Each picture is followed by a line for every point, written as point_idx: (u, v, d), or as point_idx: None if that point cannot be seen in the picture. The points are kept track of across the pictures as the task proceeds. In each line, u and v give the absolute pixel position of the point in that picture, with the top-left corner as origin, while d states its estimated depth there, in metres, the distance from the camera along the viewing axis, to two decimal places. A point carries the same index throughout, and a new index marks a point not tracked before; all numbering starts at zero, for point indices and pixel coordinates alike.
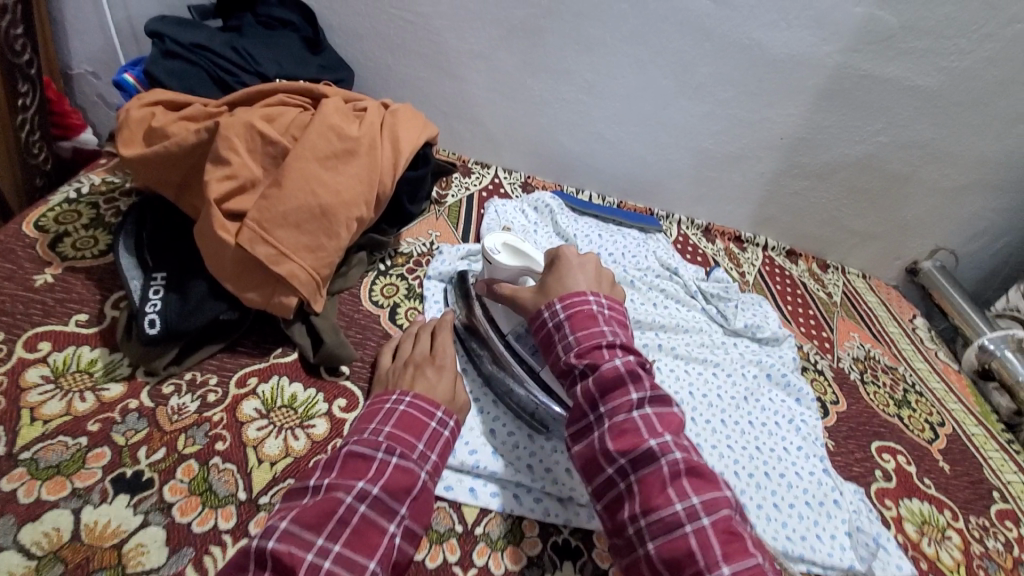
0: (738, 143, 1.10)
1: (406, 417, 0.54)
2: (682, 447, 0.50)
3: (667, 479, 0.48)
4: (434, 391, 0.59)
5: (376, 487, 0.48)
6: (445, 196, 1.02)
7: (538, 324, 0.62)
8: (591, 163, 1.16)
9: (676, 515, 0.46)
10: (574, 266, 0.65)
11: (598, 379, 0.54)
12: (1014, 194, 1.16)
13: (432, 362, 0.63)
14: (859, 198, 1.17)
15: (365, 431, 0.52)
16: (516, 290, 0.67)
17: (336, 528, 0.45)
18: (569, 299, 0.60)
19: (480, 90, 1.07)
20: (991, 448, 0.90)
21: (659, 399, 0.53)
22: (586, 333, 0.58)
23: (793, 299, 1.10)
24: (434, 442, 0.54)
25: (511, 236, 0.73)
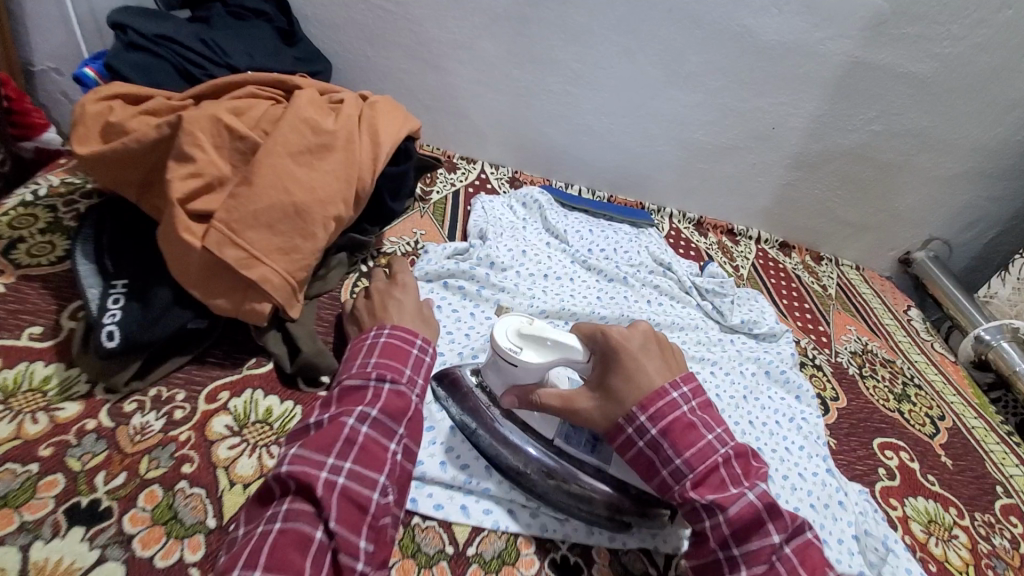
0: (731, 134, 1.07)
1: (390, 346, 0.55)
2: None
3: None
4: (403, 318, 0.62)
5: (375, 410, 0.50)
6: (430, 193, 0.98)
7: (621, 441, 0.54)
8: (580, 156, 1.12)
9: None
10: (638, 349, 0.55)
11: (732, 521, 0.49)
12: (1006, 181, 1.15)
13: (395, 284, 0.66)
14: (853, 188, 1.15)
15: (352, 365, 0.53)
16: (567, 396, 0.55)
17: (343, 448, 0.47)
18: (652, 405, 0.53)
19: (464, 82, 1.03)
20: (992, 441, 0.89)
21: (797, 530, 0.49)
22: (694, 452, 0.51)
23: (788, 293, 1.07)
24: (420, 368, 0.56)
25: (519, 318, 0.59)
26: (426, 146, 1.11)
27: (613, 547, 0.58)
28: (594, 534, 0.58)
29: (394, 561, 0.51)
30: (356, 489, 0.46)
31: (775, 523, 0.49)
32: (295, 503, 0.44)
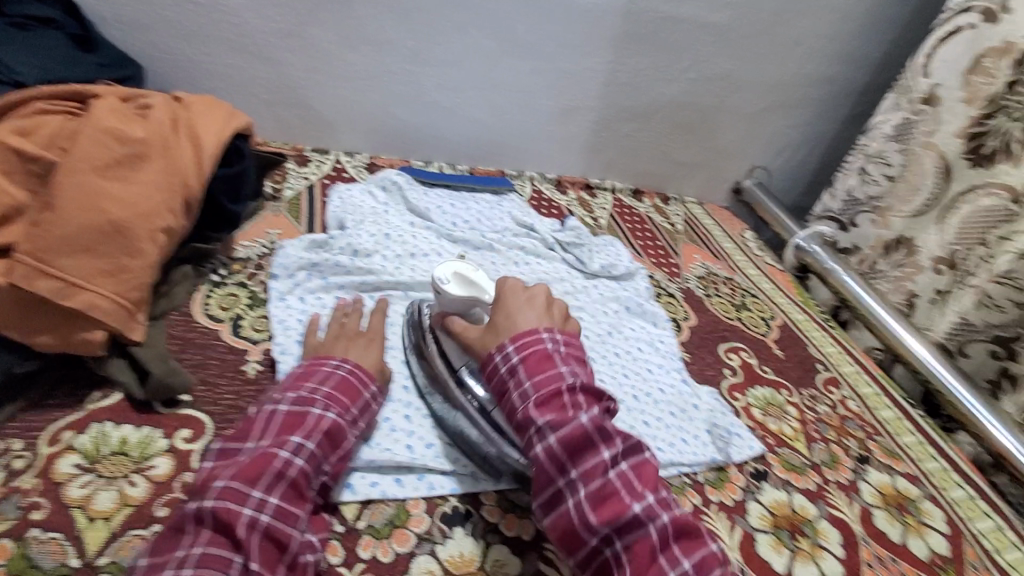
0: (570, 94, 1.14)
1: (344, 383, 0.59)
2: (629, 449, 0.58)
3: (622, 485, 0.55)
4: (365, 360, 0.64)
5: (310, 443, 0.53)
6: (282, 190, 0.95)
7: (490, 369, 0.64)
8: (433, 133, 1.14)
9: (625, 500, 0.54)
10: (523, 303, 0.68)
11: (568, 446, 0.57)
12: (804, 109, 1.33)
13: (361, 335, 0.68)
14: (684, 132, 1.29)
15: (302, 390, 0.57)
16: (466, 327, 0.68)
17: (272, 481, 0.50)
18: (521, 340, 0.63)
19: (299, 72, 1.00)
20: (813, 328, 1.06)
21: (604, 413, 0.60)
22: (543, 376, 0.61)
23: (643, 234, 1.18)
24: (365, 410, 0.60)
25: (462, 264, 0.71)
26: (272, 142, 1.06)
27: (499, 487, 0.63)
28: (479, 481, 0.63)
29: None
30: (278, 527, 0.49)
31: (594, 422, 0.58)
32: (210, 542, 0.46)
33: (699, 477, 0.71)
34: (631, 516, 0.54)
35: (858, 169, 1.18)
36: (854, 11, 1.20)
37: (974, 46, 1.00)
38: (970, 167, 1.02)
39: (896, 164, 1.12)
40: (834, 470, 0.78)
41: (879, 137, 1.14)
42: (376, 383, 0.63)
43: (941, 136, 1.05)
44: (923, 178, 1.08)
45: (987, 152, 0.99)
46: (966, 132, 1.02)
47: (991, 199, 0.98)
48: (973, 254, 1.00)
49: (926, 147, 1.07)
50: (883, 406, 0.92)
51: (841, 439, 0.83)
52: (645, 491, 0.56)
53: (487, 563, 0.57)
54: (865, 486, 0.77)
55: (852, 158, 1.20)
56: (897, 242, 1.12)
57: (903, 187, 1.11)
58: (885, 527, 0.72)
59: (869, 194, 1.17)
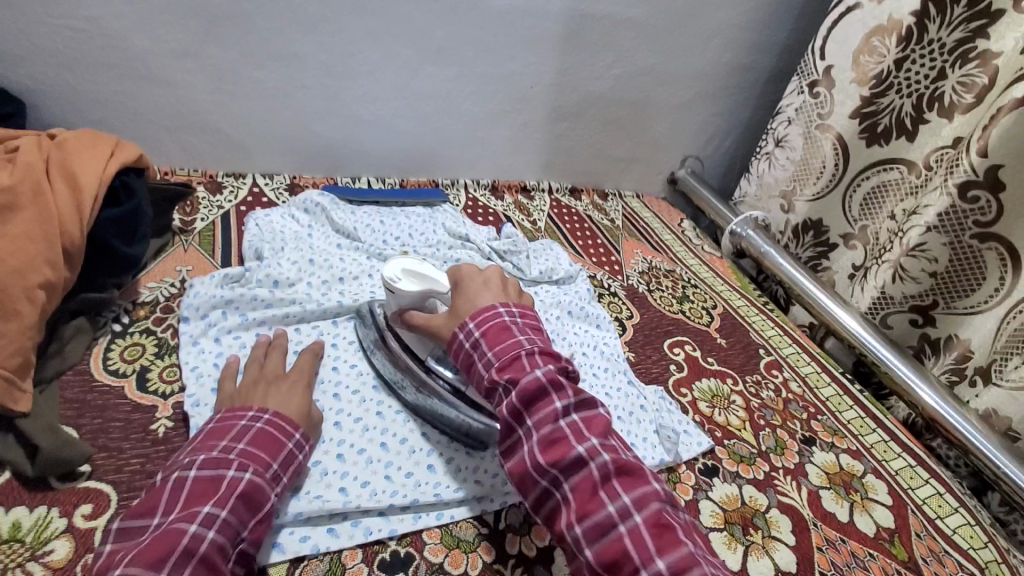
0: (496, 98, 1.12)
1: (262, 435, 0.55)
2: (607, 443, 0.54)
3: (597, 481, 0.52)
4: (287, 406, 0.59)
5: (223, 510, 0.48)
6: (193, 223, 0.89)
7: (456, 347, 0.64)
8: (356, 148, 1.09)
9: (599, 499, 0.51)
10: (478, 287, 0.67)
11: (541, 429, 0.54)
12: (728, 97, 1.35)
13: (282, 378, 0.63)
14: (615, 128, 1.28)
15: (215, 450, 0.52)
16: (431, 320, 0.68)
17: (179, 561, 0.44)
18: (479, 316, 0.64)
19: (201, 94, 0.93)
20: (753, 313, 1.08)
21: (584, 403, 0.57)
22: (502, 347, 0.61)
23: (582, 234, 1.17)
24: (287, 465, 0.56)
25: (411, 260, 0.72)
26: (181, 170, 0.99)
27: (442, 522, 0.60)
28: (420, 518, 0.60)
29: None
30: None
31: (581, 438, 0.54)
32: None
33: None
34: (603, 517, 0.50)
35: (768, 153, 1.22)
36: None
37: (864, 24, 1.02)
38: (867, 145, 1.05)
39: (799, 147, 1.15)
40: (782, 456, 0.79)
41: (784, 120, 1.17)
42: (300, 431, 0.58)
43: (836, 117, 1.08)
44: (823, 160, 1.11)
45: (883, 129, 1.02)
46: (859, 112, 1.05)
47: (890, 173, 1.02)
48: (883, 228, 1.04)
49: (824, 129, 1.11)
50: (824, 384, 0.95)
51: (786, 424, 0.84)
52: (621, 490, 0.52)
53: None
54: (811, 468, 0.78)
55: (764, 143, 1.23)
56: (805, 224, 1.17)
57: (805, 170, 1.15)
58: (832, 508, 0.73)
59: (779, 177, 1.21)
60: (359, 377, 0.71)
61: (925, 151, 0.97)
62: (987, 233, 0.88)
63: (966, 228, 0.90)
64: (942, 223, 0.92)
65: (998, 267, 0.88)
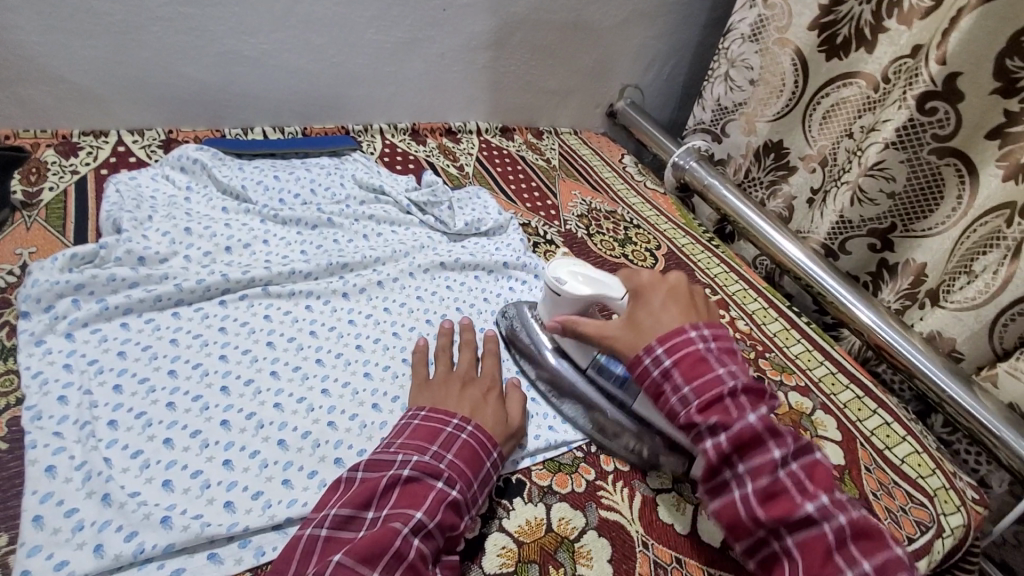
0: (404, 25, 0.97)
1: (468, 447, 0.52)
2: (800, 452, 0.50)
3: (800, 494, 0.48)
4: (486, 416, 0.56)
5: (431, 520, 0.46)
6: (37, 193, 0.74)
7: (640, 370, 0.54)
8: (242, 91, 0.93)
9: (804, 509, 0.47)
10: (660, 304, 0.57)
11: (750, 462, 0.49)
12: (666, 15, 1.24)
13: (479, 380, 0.61)
14: (545, 56, 1.16)
15: (427, 455, 0.50)
16: (603, 332, 0.59)
17: (390, 562, 0.43)
18: (668, 339, 0.54)
19: (26, 33, 0.75)
20: (698, 251, 1.02)
21: (773, 416, 0.51)
22: (699, 378, 0.52)
23: (515, 177, 1.07)
24: (487, 480, 0.53)
25: (576, 260, 0.64)
26: (23, 131, 0.81)
27: None
28: None
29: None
30: None
31: (777, 441, 0.50)
32: None
33: (593, 447, 0.64)
34: (812, 526, 0.47)
35: (723, 76, 1.13)
36: None
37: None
38: (826, 60, 0.99)
39: (756, 66, 1.07)
40: None
41: (737, 38, 1.08)
42: (497, 448, 0.55)
43: (794, 30, 1.00)
44: (785, 78, 1.04)
45: (842, 41, 0.96)
46: (817, 24, 0.97)
47: (851, 89, 0.96)
48: (841, 147, 1.00)
49: (782, 44, 1.02)
50: (771, 319, 0.91)
51: None
52: (820, 493, 0.48)
53: None
54: None
55: (716, 64, 1.15)
56: (765, 146, 1.11)
57: (763, 90, 1.08)
58: None
59: (735, 100, 1.13)
60: (253, 365, 0.60)
61: (883, 62, 0.91)
62: (945, 148, 0.83)
63: (924, 143, 0.85)
64: (900, 139, 0.87)
65: (955, 183, 0.84)
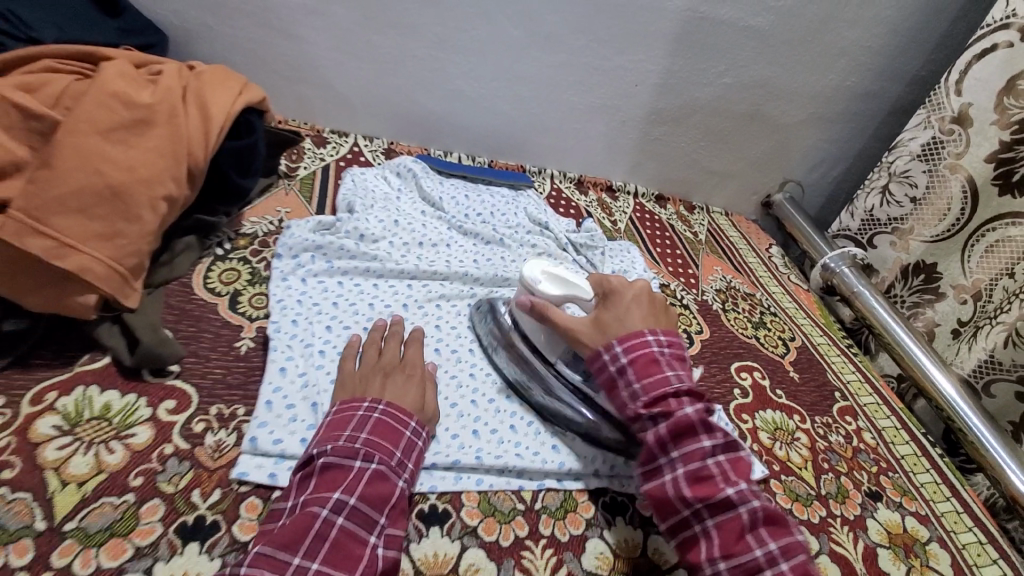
0: (598, 92, 1.11)
1: (382, 425, 0.54)
2: (752, 488, 0.57)
3: (746, 526, 0.55)
4: (405, 400, 0.58)
5: (351, 497, 0.48)
6: (296, 169, 0.94)
7: (596, 364, 0.65)
8: (453, 122, 1.11)
9: (747, 542, 0.54)
10: (630, 304, 0.67)
11: (693, 473, 0.57)
12: (842, 124, 1.28)
13: (400, 366, 0.62)
14: (714, 139, 1.24)
15: (339, 440, 0.52)
16: (566, 322, 0.67)
17: (313, 544, 0.45)
18: (628, 341, 0.63)
19: (322, 51, 0.98)
20: (833, 353, 1.01)
21: (728, 445, 0.59)
22: (651, 379, 0.61)
23: (662, 242, 1.14)
24: (409, 452, 0.55)
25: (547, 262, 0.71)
26: (292, 121, 1.04)
27: (484, 490, 0.60)
28: (461, 480, 0.60)
29: (241, 513, 0.51)
30: None
31: (726, 478, 0.56)
32: None
33: None
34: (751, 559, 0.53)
35: (881, 188, 1.16)
36: (905, 23, 1.15)
37: (1010, 66, 0.96)
38: (999, 194, 0.99)
39: (922, 185, 1.09)
40: (842, 504, 0.74)
41: (905, 155, 1.12)
42: (416, 419, 0.57)
43: (970, 158, 1.02)
44: (951, 203, 1.05)
45: (1019, 179, 0.95)
46: (995, 157, 0.99)
47: (1018, 229, 0.95)
48: (999, 286, 0.98)
49: (954, 169, 1.05)
50: (901, 441, 0.88)
51: (852, 472, 0.79)
52: (768, 536, 0.54)
53: (462, 566, 0.54)
54: (872, 523, 0.73)
55: (875, 176, 1.18)
56: (918, 266, 1.12)
57: (929, 211, 1.09)
58: (888, 568, 0.68)
59: (890, 214, 1.15)
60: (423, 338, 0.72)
61: None
62: None
63: None
64: None
65: None
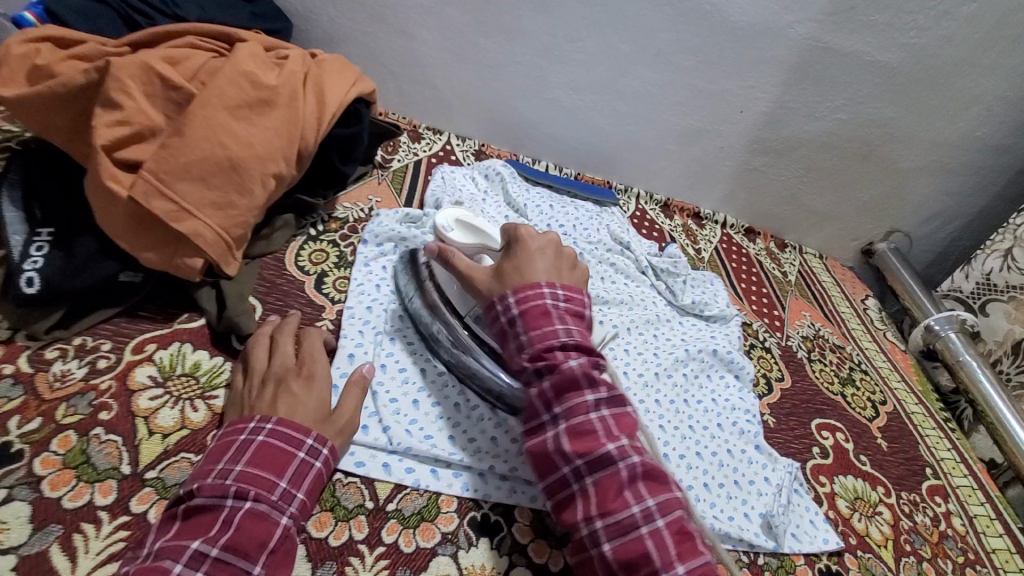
0: (699, 115, 1.07)
1: (265, 452, 0.47)
2: (635, 444, 0.52)
3: (624, 481, 0.50)
4: (302, 415, 0.51)
5: (215, 546, 0.41)
6: (390, 161, 0.97)
7: (490, 315, 0.61)
8: (546, 131, 1.10)
9: (624, 497, 0.49)
10: (534, 255, 0.62)
11: (574, 427, 0.52)
12: (966, 176, 1.17)
13: (298, 373, 0.54)
14: (818, 176, 1.17)
15: (210, 474, 0.45)
16: (472, 268, 0.64)
17: None
18: (523, 291, 0.59)
19: (431, 50, 1.00)
20: (928, 426, 0.91)
21: (614, 400, 0.54)
22: (538, 332, 0.56)
23: (748, 277, 1.08)
24: (301, 478, 0.47)
25: (462, 211, 0.72)
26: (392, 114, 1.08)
27: (537, 508, 0.58)
28: (516, 493, 0.58)
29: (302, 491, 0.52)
30: None
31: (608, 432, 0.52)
32: None
33: (759, 559, 0.63)
34: (626, 516, 0.49)
35: (1002, 252, 1.05)
36: None
37: None
38: None
39: None
40: None
41: None
42: (314, 433, 0.50)
43: None
44: None
45: None
46: None
47: None
48: None
49: None
50: (994, 533, 0.79)
51: (935, 559, 0.71)
52: (646, 493, 0.50)
53: None
54: None
55: (998, 237, 1.07)
56: None
57: None
58: None
59: (1009, 282, 1.05)
60: None
61: None
62: None
63: None
64: None
65: None
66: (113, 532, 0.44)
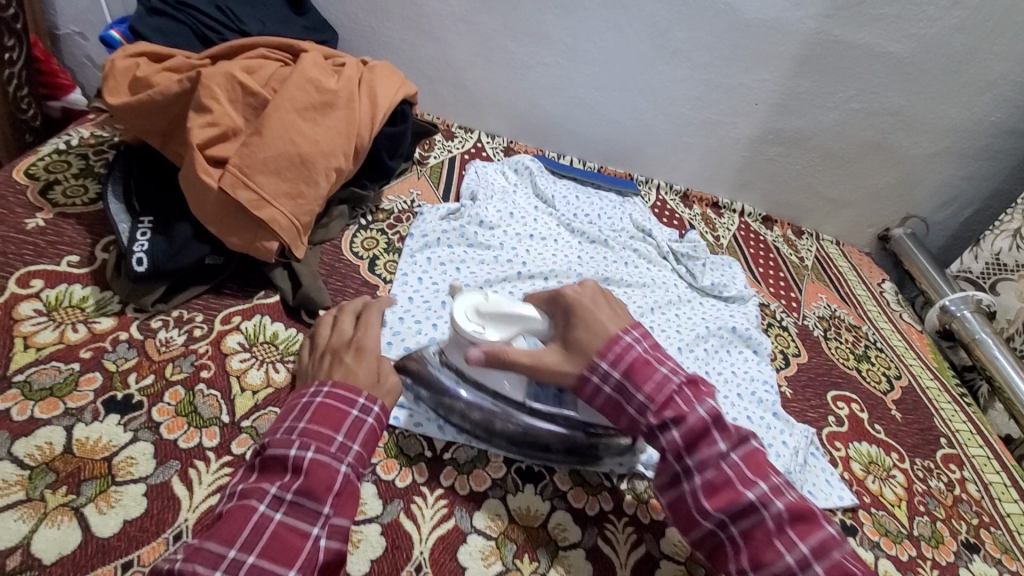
0: (716, 108, 1.12)
1: (323, 411, 0.52)
2: (773, 484, 0.54)
3: (772, 530, 0.52)
4: (354, 376, 0.56)
5: (287, 492, 0.47)
6: (427, 157, 1.04)
7: (587, 390, 0.59)
8: (571, 127, 1.17)
9: (776, 548, 0.51)
10: (596, 308, 0.62)
11: (709, 481, 0.54)
12: (979, 161, 1.21)
13: (350, 345, 0.60)
14: (833, 164, 1.21)
15: (279, 430, 0.51)
16: (541, 356, 0.59)
17: (249, 537, 0.44)
18: (610, 351, 0.58)
19: (463, 53, 1.08)
20: (943, 400, 0.96)
21: (740, 441, 0.56)
22: (651, 386, 0.57)
23: (765, 262, 1.13)
24: (356, 432, 0.52)
25: (472, 297, 0.61)
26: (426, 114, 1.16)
27: (574, 463, 0.64)
28: None
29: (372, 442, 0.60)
30: None
31: (743, 480, 0.53)
32: None
33: None
34: (781, 565, 0.50)
35: (1013, 231, 1.10)
36: None
37: None
38: None
39: None
40: (935, 548, 0.71)
41: None
42: (366, 394, 0.55)
43: None
44: None
45: None
46: None
47: None
48: None
49: None
50: (1009, 499, 0.83)
51: (950, 520, 0.75)
52: (797, 538, 0.51)
53: (550, 524, 0.59)
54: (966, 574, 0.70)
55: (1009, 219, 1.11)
56: None
57: None
58: None
59: (1018, 261, 1.10)
60: None
61: None
62: None
63: None
64: None
65: None
66: (219, 468, 0.52)
